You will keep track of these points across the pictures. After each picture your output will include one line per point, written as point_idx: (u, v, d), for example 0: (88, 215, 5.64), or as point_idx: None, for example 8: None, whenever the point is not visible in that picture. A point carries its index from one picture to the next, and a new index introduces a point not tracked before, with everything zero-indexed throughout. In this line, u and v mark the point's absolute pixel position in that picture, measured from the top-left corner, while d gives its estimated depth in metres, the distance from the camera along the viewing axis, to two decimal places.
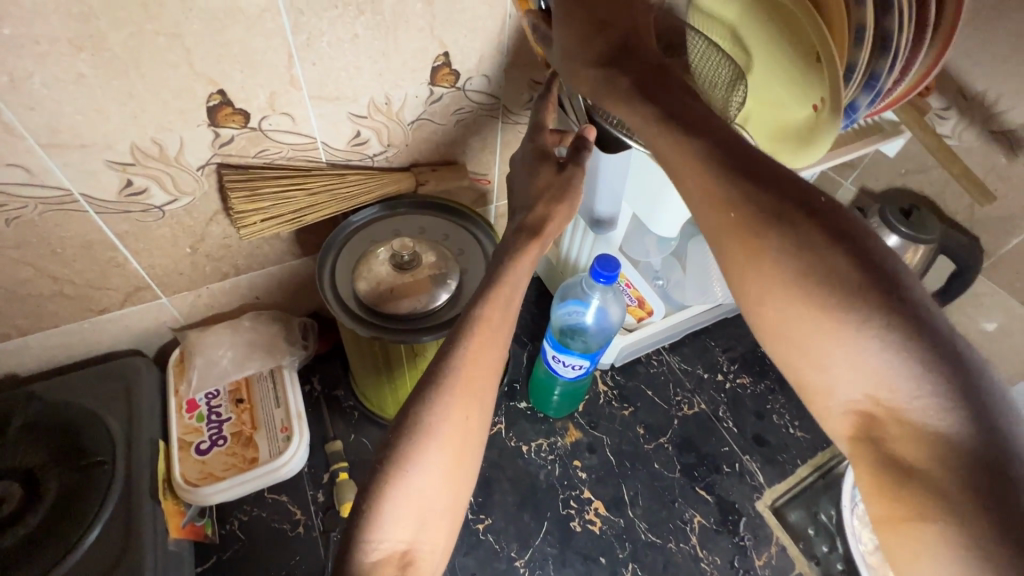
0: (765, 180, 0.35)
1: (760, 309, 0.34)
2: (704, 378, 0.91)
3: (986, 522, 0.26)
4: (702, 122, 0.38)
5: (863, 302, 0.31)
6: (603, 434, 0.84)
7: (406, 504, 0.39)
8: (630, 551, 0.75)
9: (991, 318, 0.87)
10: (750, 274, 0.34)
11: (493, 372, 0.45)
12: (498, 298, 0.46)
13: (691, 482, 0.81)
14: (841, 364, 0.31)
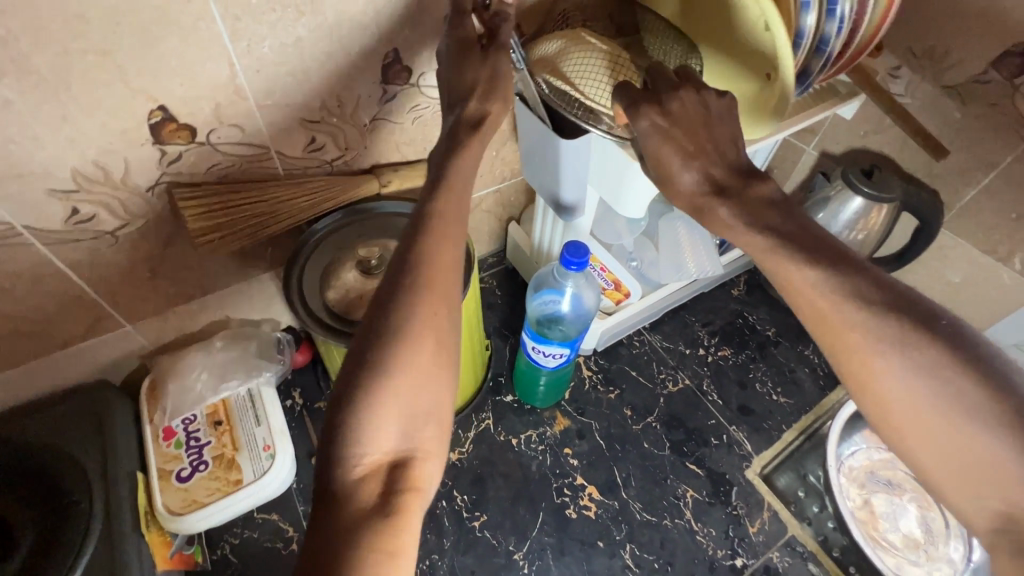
0: (887, 304, 0.41)
1: (891, 412, 0.40)
2: (686, 353, 0.92)
3: None
4: (823, 248, 0.44)
5: (992, 411, 0.37)
6: (592, 419, 0.84)
7: (383, 415, 0.40)
8: (626, 532, 0.75)
9: (956, 269, 0.89)
10: (881, 385, 0.40)
11: (453, 271, 0.45)
12: (446, 259, 0.45)
13: (681, 459, 0.81)
14: (972, 460, 0.37)
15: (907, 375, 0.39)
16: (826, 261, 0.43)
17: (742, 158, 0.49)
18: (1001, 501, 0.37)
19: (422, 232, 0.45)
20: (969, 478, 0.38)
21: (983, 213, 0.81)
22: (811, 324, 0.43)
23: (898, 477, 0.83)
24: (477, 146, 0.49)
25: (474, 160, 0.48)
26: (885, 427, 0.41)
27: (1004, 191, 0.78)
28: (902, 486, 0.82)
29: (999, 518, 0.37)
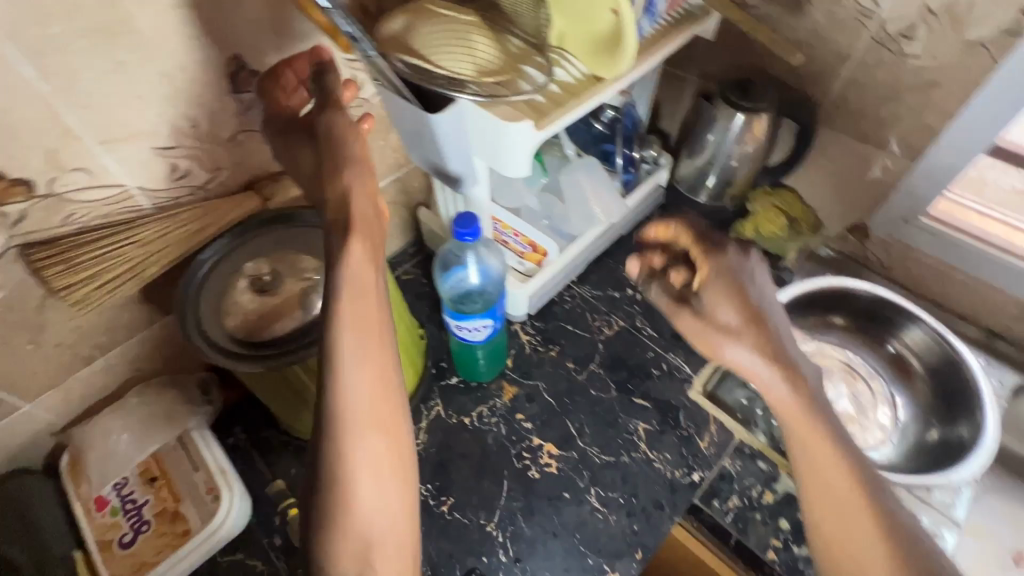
0: (862, 479, 0.52)
1: (840, 563, 0.51)
2: (616, 297, 0.95)
3: None
4: (836, 430, 0.52)
5: None
6: (539, 380, 0.86)
7: (344, 547, 0.49)
8: (588, 478, 0.78)
9: (840, 163, 0.94)
10: (842, 544, 0.51)
11: (379, 401, 0.53)
12: (371, 390, 0.53)
13: (628, 396, 0.85)
14: None
15: (872, 546, 0.50)
16: (830, 429, 0.52)
17: (765, 305, 0.55)
18: None
19: (332, 371, 0.52)
20: None
21: (851, 105, 0.86)
22: (807, 467, 0.53)
23: (830, 362, 0.91)
24: (356, 234, 0.54)
25: (363, 241, 0.54)
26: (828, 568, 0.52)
27: (862, 80, 0.83)
28: (829, 371, 0.91)
29: None
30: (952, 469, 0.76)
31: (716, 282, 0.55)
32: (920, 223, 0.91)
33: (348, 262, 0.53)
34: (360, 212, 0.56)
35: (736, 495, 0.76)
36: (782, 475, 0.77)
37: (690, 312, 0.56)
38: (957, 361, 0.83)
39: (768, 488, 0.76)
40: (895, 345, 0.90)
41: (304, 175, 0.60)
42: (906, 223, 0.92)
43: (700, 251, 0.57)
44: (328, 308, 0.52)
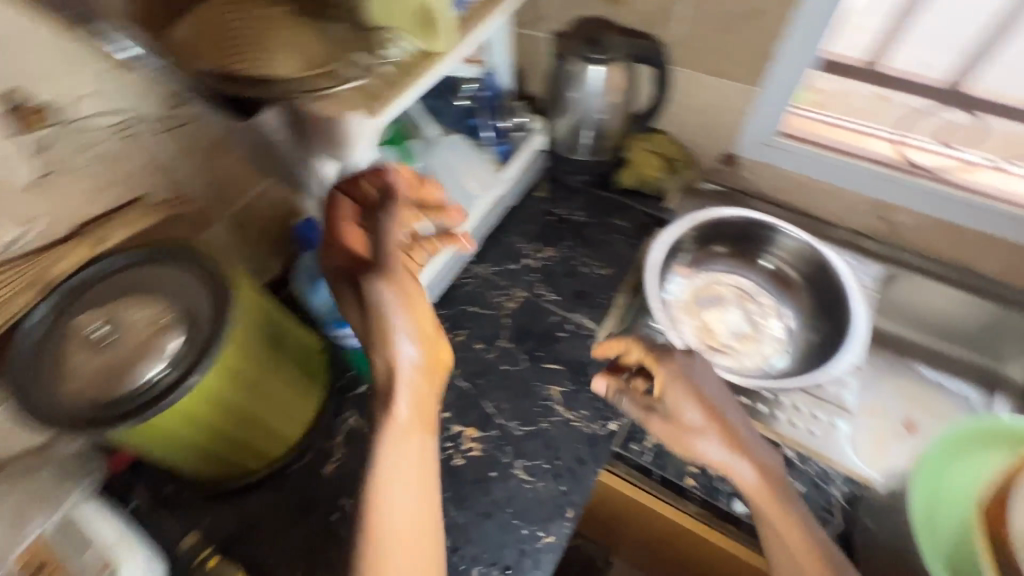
0: (825, 551, 0.58)
1: None
2: (514, 269, 0.96)
3: None
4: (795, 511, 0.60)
5: None
6: (450, 368, 0.85)
7: None
8: (512, 451, 0.78)
9: (701, 97, 0.97)
10: None
11: (413, 516, 0.57)
12: (404, 506, 0.57)
13: (539, 363, 0.86)
14: None
15: None
16: (789, 506, 0.60)
17: (720, 404, 0.65)
18: None
19: (371, 488, 0.57)
20: None
21: (693, 42, 0.90)
22: (775, 534, 0.60)
23: (720, 289, 0.97)
24: (398, 389, 0.60)
25: (406, 386, 0.60)
26: None
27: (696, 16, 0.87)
28: (720, 296, 0.96)
29: None
30: (834, 357, 0.82)
31: (677, 386, 0.64)
32: (779, 143, 0.98)
33: (394, 387, 0.60)
34: (404, 360, 0.60)
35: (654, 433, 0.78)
36: None
37: (660, 415, 0.65)
38: (825, 261, 0.90)
39: None
40: (770, 260, 0.97)
41: (349, 297, 0.62)
42: (766, 146, 0.99)
43: (648, 356, 0.67)
44: (375, 428, 0.59)
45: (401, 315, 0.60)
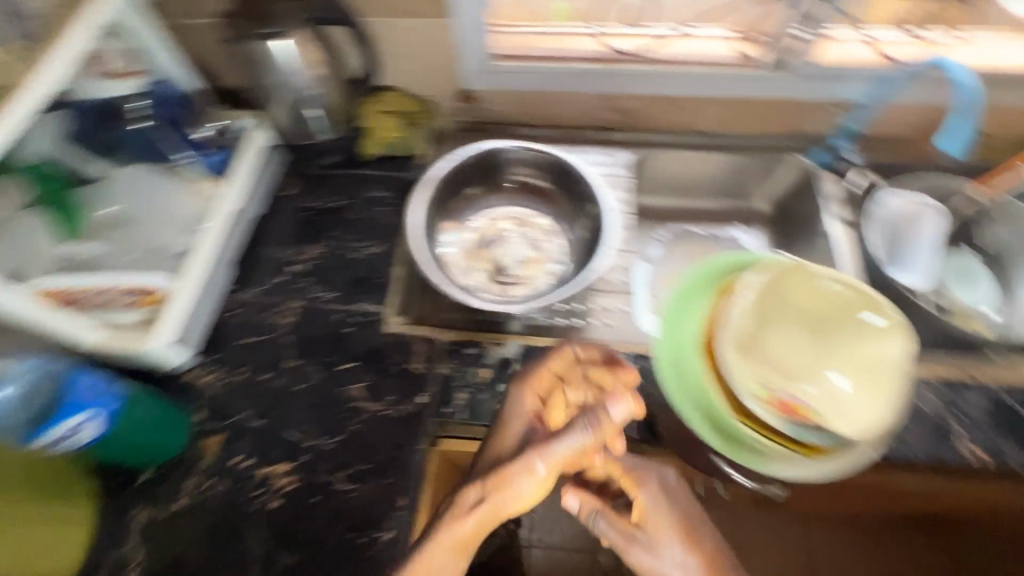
0: None
1: None
2: (282, 281, 0.89)
3: None
4: None
5: None
6: (240, 411, 0.78)
7: None
8: (329, 468, 0.74)
9: (398, 45, 0.98)
10: None
11: None
12: None
13: (333, 368, 0.81)
14: None
15: None
16: None
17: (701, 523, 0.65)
18: None
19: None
20: None
21: None
22: None
23: (484, 223, 0.99)
24: (485, 500, 0.61)
25: (489, 524, 0.62)
26: None
27: None
28: (485, 228, 0.99)
29: None
30: (595, 256, 0.87)
31: (654, 507, 0.65)
32: (495, 67, 1.00)
33: (506, 513, 0.61)
34: (512, 487, 0.61)
35: (467, 388, 0.79)
36: (488, 348, 0.82)
37: (639, 535, 0.64)
38: (557, 159, 0.95)
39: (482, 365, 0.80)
40: (518, 179, 0.99)
41: (513, 428, 0.67)
42: (490, 72, 1.01)
43: (628, 477, 0.67)
44: (442, 532, 0.61)
45: (547, 459, 0.60)
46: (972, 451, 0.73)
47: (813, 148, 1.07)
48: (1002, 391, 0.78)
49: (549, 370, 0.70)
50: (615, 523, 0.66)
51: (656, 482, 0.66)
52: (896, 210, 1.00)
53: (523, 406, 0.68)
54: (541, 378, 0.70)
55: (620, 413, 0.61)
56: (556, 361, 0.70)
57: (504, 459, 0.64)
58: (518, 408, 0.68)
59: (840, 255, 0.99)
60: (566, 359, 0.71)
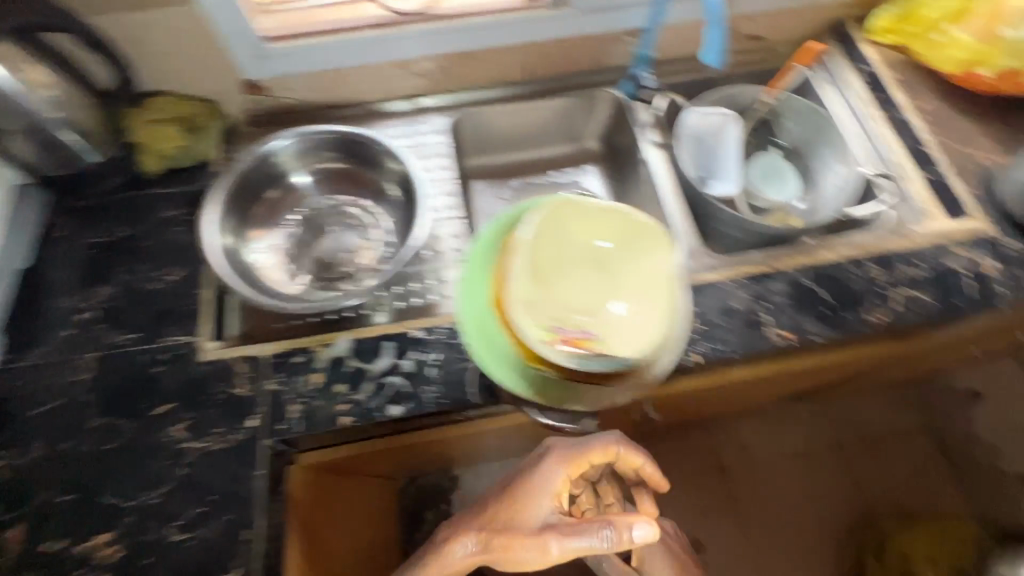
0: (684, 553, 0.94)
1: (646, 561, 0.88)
2: (70, 335, 0.78)
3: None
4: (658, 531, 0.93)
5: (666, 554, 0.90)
6: (41, 491, 0.69)
7: None
8: (156, 523, 0.67)
9: (145, 42, 0.87)
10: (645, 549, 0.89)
11: None
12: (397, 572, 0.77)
13: (146, 415, 0.73)
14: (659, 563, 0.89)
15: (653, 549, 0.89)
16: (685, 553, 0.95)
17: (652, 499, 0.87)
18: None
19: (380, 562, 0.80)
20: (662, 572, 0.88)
21: None
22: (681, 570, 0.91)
23: (292, 221, 0.93)
24: (479, 551, 0.72)
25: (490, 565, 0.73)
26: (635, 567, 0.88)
27: None
28: (294, 225, 0.93)
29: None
30: (416, 225, 0.84)
31: (653, 555, 0.89)
32: (272, 50, 0.92)
33: (484, 556, 0.72)
34: (501, 546, 0.71)
35: (299, 398, 0.74)
36: (316, 352, 0.78)
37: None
38: (337, 138, 0.92)
39: (313, 370, 0.76)
40: (315, 169, 0.95)
41: (539, 508, 0.75)
42: (268, 58, 0.92)
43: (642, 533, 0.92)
44: (436, 552, 0.74)
45: (544, 545, 0.69)
46: (780, 335, 0.79)
47: (621, 79, 1.10)
48: (801, 274, 0.84)
49: (595, 456, 0.79)
50: (615, 567, 0.86)
51: (659, 512, 0.85)
52: (701, 125, 1.04)
53: (557, 488, 0.76)
54: (580, 466, 0.79)
55: (638, 534, 0.68)
56: (603, 451, 0.80)
57: (515, 528, 0.73)
58: (555, 488, 0.76)
59: (659, 180, 1.03)
60: (608, 453, 0.81)
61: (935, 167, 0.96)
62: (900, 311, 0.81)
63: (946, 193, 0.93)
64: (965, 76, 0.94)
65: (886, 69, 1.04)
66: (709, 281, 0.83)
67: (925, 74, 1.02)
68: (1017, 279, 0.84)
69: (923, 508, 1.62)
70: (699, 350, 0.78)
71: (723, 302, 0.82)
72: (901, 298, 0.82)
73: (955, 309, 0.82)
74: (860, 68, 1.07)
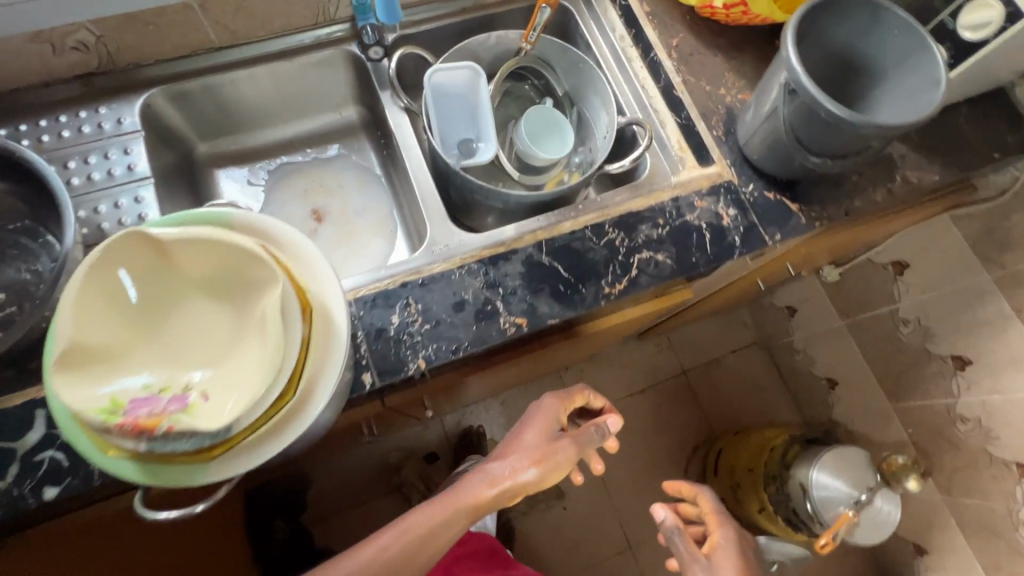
0: (736, 528, 0.94)
1: (724, 536, 0.91)
2: None
3: (743, 558, 0.86)
4: (711, 510, 0.97)
5: (727, 526, 0.93)
6: None
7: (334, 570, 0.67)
8: None
9: None
10: (715, 524, 0.93)
11: (424, 537, 0.71)
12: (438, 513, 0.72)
13: None
14: (723, 536, 0.90)
15: (726, 527, 0.93)
16: (741, 531, 0.94)
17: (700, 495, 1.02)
18: (728, 558, 0.86)
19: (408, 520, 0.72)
20: (727, 549, 0.88)
21: None
22: (739, 538, 0.92)
23: None
24: (515, 467, 0.76)
25: (522, 488, 0.75)
26: (710, 547, 0.89)
27: None
28: None
29: (731, 552, 0.87)
30: (64, 226, 0.70)
31: (725, 546, 0.89)
32: None
33: (522, 471, 0.75)
34: (523, 468, 0.76)
35: None
36: None
37: (704, 562, 0.87)
38: None
39: None
40: None
41: (543, 436, 0.81)
42: None
43: (714, 517, 0.94)
44: (475, 479, 0.75)
45: (560, 451, 0.78)
46: (512, 323, 0.73)
47: (356, 35, 0.94)
48: (538, 250, 0.78)
49: (580, 389, 0.93)
50: (686, 544, 0.90)
51: (697, 490, 1.01)
52: (449, 85, 0.93)
53: (555, 418, 0.84)
54: (575, 396, 0.92)
55: (612, 426, 0.89)
56: (579, 393, 0.93)
57: (535, 447, 0.79)
58: (554, 415, 0.85)
59: (410, 154, 0.91)
60: (584, 395, 0.94)
61: (684, 111, 0.90)
62: (640, 278, 0.78)
63: (694, 139, 0.89)
64: (704, 8, 0.89)
65: (638, 3, 0.95)
66: (438, 273, 0.75)
67: (674, 7, 0.95)
68: (751, 226, 0.82)
69: (753, 415, 1.77)
70: (424, 355, 0.71)
71: (455, 294, 0.74)
72: (638, 263, 0.78)
73: (692, 267, 0.79)
74: (615, 3, 0.97)
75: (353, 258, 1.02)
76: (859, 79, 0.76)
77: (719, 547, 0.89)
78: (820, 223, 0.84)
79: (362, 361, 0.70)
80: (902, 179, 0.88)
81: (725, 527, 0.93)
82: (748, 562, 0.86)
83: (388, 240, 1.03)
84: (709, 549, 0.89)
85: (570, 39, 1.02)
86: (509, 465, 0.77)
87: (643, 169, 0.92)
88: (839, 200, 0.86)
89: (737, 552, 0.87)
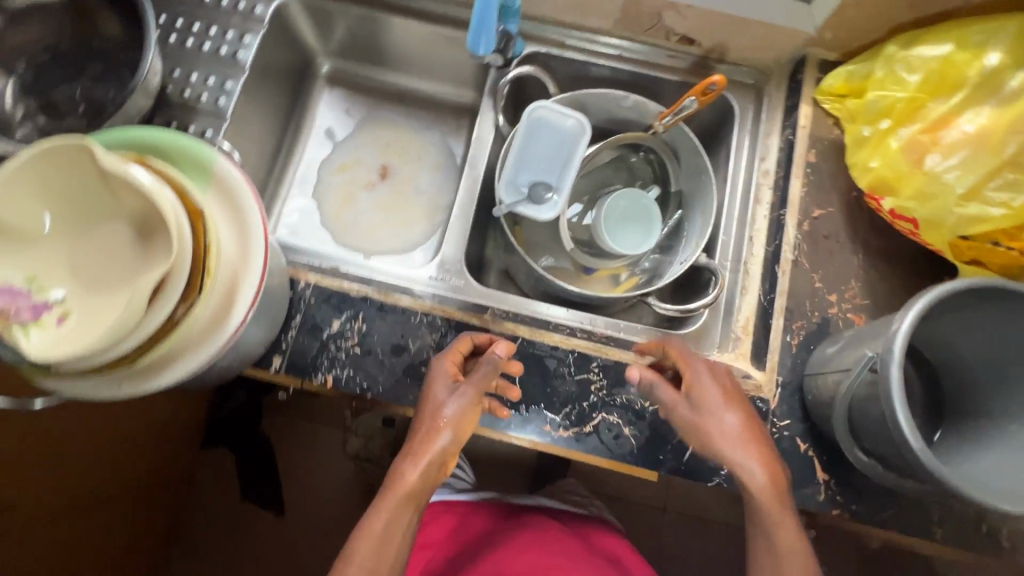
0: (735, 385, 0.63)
1: (712, 398, 0.61)
2: None
3: (752, 427, 0.60)
4: (695, 361, 0.63)
5: (713, 378, 0.62)
6: None
7: None
8: None
9: None
10: (699, 382, 0.62)
11: (372, 545, 0.56)
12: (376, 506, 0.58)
13: None
14: (714, 393, 0.61)
15: (708, 374, 0.62)
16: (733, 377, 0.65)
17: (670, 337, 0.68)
18: (722, 422, 0.59)
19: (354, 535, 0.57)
20: (728, 407, 0.60)
21: None
22: (738, 394, 0.62)
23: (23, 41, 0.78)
24: (423, 437, 0.59)
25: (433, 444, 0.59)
26: (702, 407, 0.61)
27: None
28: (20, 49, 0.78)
29: (733, 420, 0.59)
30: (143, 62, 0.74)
31: (709, 386, 0.61)
32: None
33: (430, 438, 0.59)
34: (436, 433, 0.59)
35: None
36: None
37: (684, 406, 0.61)
38: None
39: None
40: None
41: (444, 399, 0.61)
42: None
43: (679, 357, 0.63)
44: (393, 468, 0.59)
45: (460, 401, 0.60)
46: None
47: None
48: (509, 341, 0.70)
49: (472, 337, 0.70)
50: (670, 399, 0.63)
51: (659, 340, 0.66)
52: (549, 126, 0.83)
53: (444, 369, 0.63)
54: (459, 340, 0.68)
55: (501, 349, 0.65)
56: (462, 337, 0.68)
57: (437, 409, 0.60)
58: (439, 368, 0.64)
59: (474, 167, 0.84)
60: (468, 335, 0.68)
61: (773, 293, 0.73)
62: (588, 438, 0.67)
63: (762, 330, 0.72)
64: (868, 196, 0.70)
65: (806, 146, 0.77)
66: (401, 306, 0.70)
67: (844, 175, 0.76)
68: None
69: None
70: (335, 374, 0.67)
71: (403, 335, 0.69)
72: (599, 422, 0.67)
73: (654, 462, 0.66)
74: (783, 131, 0.79)
75: (385, 228, 0.98)
76: (999, 402, 0.55)
77: (706, 402, 0.61)
78: (840, 513, 0.65)
79: (281, 344, 0.68)
80: (983, 529, 0.66)
81: (714, 376, 0.62)
82: (756, 428, 0.60)
83: (427, 232, 0.98)
84: (696, 408, 0.61)
85: (714, 141, 0.87)
86: (424, 437, 0.59)
87: (690, 323, 0.78)
88: (883, 504, 0.65)
89: (743, 418, 0.60)
